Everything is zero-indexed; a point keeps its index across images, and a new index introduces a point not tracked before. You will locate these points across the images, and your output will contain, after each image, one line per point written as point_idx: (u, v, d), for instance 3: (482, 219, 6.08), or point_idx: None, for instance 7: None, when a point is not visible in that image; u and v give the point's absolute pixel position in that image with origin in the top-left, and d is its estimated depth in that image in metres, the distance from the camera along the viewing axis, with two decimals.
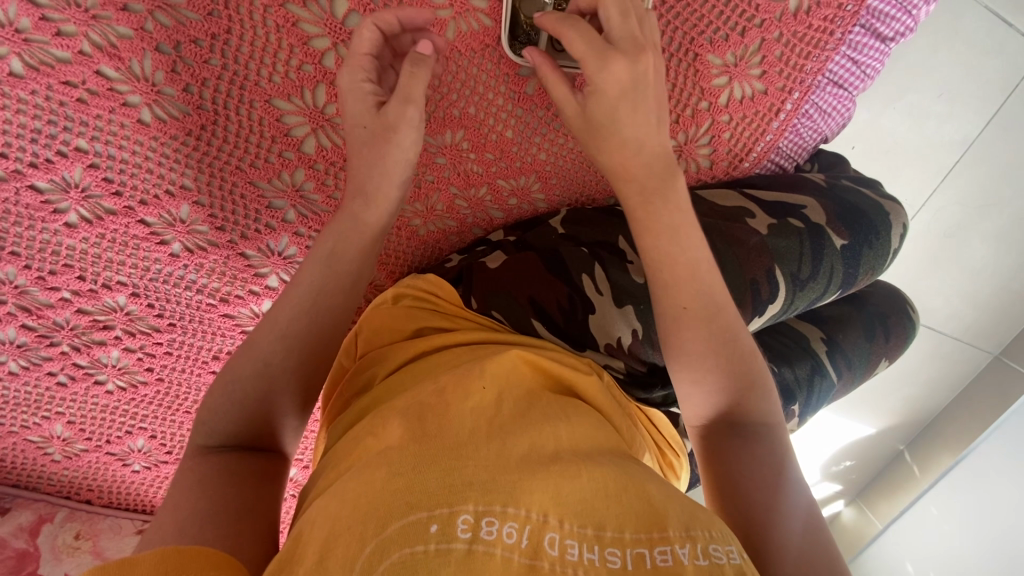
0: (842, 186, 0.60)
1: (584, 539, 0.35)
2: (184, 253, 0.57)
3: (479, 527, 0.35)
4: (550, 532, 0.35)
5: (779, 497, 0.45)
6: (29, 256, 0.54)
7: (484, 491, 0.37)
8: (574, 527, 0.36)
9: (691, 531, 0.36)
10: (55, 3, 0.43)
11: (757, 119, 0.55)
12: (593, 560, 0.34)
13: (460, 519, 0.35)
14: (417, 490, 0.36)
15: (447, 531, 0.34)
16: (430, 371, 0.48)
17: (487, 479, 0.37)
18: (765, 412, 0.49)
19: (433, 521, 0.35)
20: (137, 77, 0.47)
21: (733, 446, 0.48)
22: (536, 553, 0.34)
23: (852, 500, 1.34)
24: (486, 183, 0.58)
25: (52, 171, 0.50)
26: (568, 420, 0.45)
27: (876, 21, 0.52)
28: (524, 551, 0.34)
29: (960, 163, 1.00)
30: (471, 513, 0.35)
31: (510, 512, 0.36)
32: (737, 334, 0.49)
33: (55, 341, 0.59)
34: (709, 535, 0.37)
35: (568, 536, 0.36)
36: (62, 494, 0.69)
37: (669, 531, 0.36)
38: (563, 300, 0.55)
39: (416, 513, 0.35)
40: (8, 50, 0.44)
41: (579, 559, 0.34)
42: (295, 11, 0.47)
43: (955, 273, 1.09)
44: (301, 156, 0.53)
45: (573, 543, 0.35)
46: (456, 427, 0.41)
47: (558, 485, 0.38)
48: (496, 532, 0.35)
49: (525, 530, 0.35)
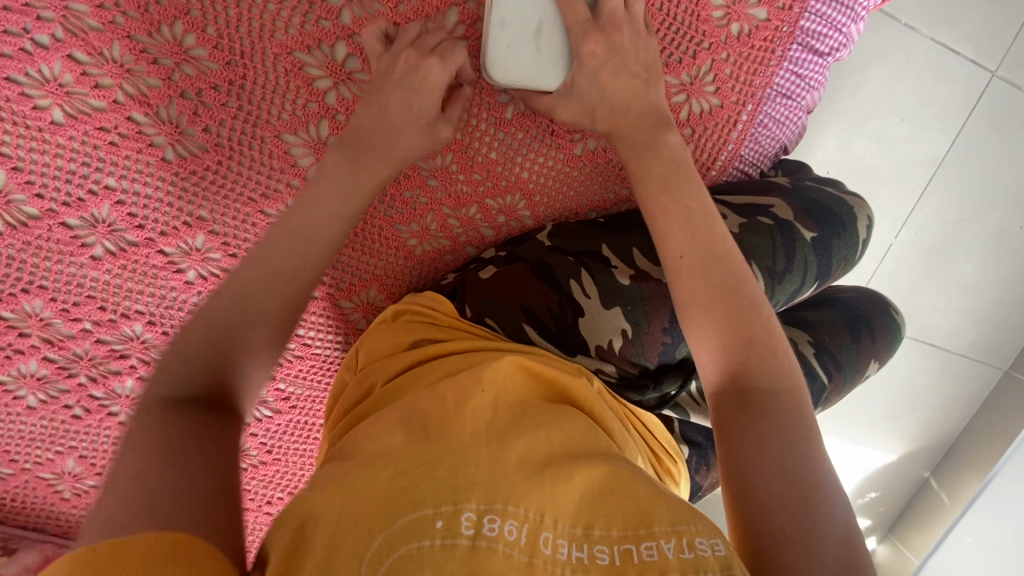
0: (805, 186, 0.66)
1: (574, 538, 0.37)
2: (198, 281, 0.61)
3: (482, 524, 0.36)
4: (545, 532, 0.37)
5: (797, 465, 0.43)
6: (56, 289, 0.58)
7: (485, 488, 0.38)
8: (566, 527, 0.38)
9: (677, 526, 0.37)
10: (94, 61, 0.51)
11: (717, 130, 0.61)
12: (582, 558, 0.36)
13: (463, 516, 0.36)
14: (423, 487, 0.37)
15: (452, 527, 0.36)
16: (429, 378, 0.50)
17: (487, 479, 0.39)
18: (774, 380, 0.47)
19: (438, 517, 0.36)
20: (163, 120, 0.54)
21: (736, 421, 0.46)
22: (533, 551, 0.36)
23: (884, 537, 1.29)
24: (476, 203, 0.63)
25: (83, 209, 0.56)
26: (561, 421, 0.45)
27: (811, 39, 0.59)
28: (523, 549, 0.36)
29: (933, 181, 1.05)
30: (474, 511, 0.37)
31: (511, 510, 0.37)
32: (746, 290, 0.49)
33: (74, 372, 0.62)
34: (695, 529, 0.37)
35: (559, 536, 0.37)
36: (69, 536, 0.70)
37: (655, 527, 0.37)
38: (553, 307, 0.59)
39: (422, 509, 0.37)
40: (52, 102, 0.52)
41: (568, 558, 0.36)
42: (301, 58, 0.53)
43: (948, 289, 1.12)
44: (306, 184, 0.58)
45: (564, 542, 0.37)
46: (458, 430, 0.42)
47: (553, 487, 0.39)
48: (498, 529, 0.36)
49: (524, 528, 0.37)
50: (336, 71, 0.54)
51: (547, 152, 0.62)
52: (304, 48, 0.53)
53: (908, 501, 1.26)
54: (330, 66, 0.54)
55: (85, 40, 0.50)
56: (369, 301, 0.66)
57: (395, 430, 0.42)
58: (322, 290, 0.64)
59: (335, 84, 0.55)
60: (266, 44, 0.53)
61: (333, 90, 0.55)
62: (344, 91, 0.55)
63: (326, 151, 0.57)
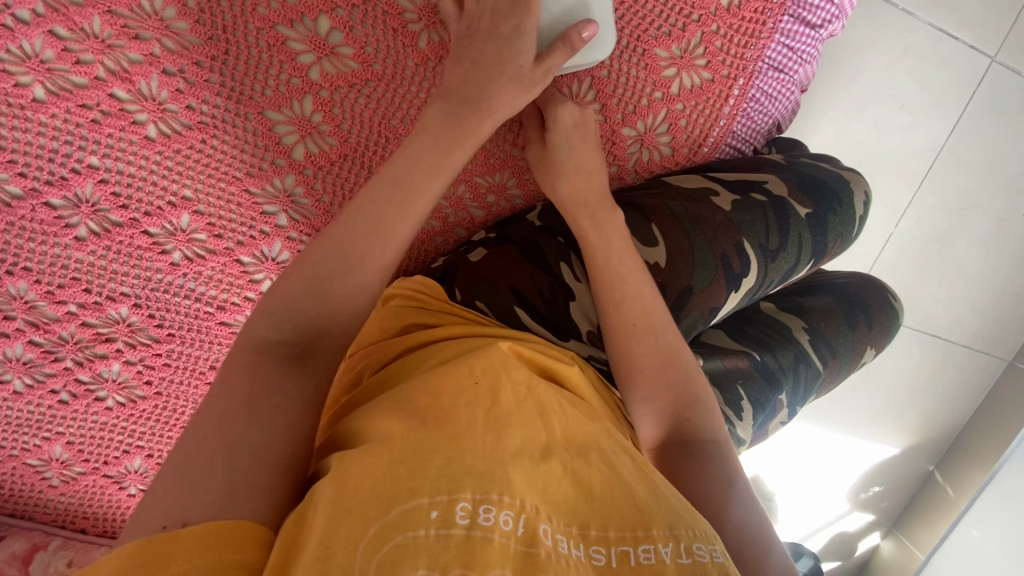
0: (800, 163, 0.65)
1: (570, 536, 0.35)
2: (184, 262, 0.60)
3: (478, 514, 0.33)
4: (543, 524, 0.34)
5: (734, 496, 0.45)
6: (40, 271, 0.58)
7: (481, 479, 0.35)
8: (562, 523, 0.35)
9: (675, 529, 0.35)
10: (75, 36, 0.50)
11: (709, 106, 0.60)
12: (580, 556, 0.34)
13: (459, 506, 0.33)
14: (417, 476, 0.35)
15: (447, 518, 0.33)
16: (422, 364, 0.48)
17: (483, 469, 0.36)
18: (709, 429, 0.50)
19: (434, 507, 0.33)
20: (146, 97, 0.53)
21: (682, 463, 0.47)
22: (532, 542, 0.33)
23: (888, 531, 1.27)
24: (464, 181, 0.62)
25: (66, 188, 0.55)
26: (558, 415, 0.43)
27: (803, 10, 0.58)
28: (519, 541, 0.33)
29: (933, 167, 1.04)
30: (469, 501, 0.34)
31: (507, 501, 0.34)
32: (669, 333, 0.53)
33: (59, 356, 0.61)
34: (692, 534, 0.36)
35: (558, 531, 0.35)
36: (57, 524, 0.69)
37: (654, 530, 0.35)
38: (544, 289, 0.58)
39: (416, 499, 0.33)
40: (34, 79, 0.51)
41: (568, 553, 0.34)
42: (284, 32, 0.53)
43: (950, 278, 1.10)
44: (292, 163, 0.58)
45: (562, 537, 0.35)
46: (456, 419, 0.40)
47: (549, 481, 0.37)
48: (494, 520, 0.33)
49: (521, 519, 0.34)
50: (319, 45, 0.54)
51: None
52: (287, 22, 0.52)
53: (913, 495, 1.25)
54: (314, 41, 0.53)
55: (66, 15, 0.49)
56: None
57: (389, 418, 0.40)
58: None
59: (319, 59, 0.54)
60: (248, 18, 0.52)
61: (317, 65, 0.54)
62: (328, 66, 0.54)
63: (311, 128, 0.56)
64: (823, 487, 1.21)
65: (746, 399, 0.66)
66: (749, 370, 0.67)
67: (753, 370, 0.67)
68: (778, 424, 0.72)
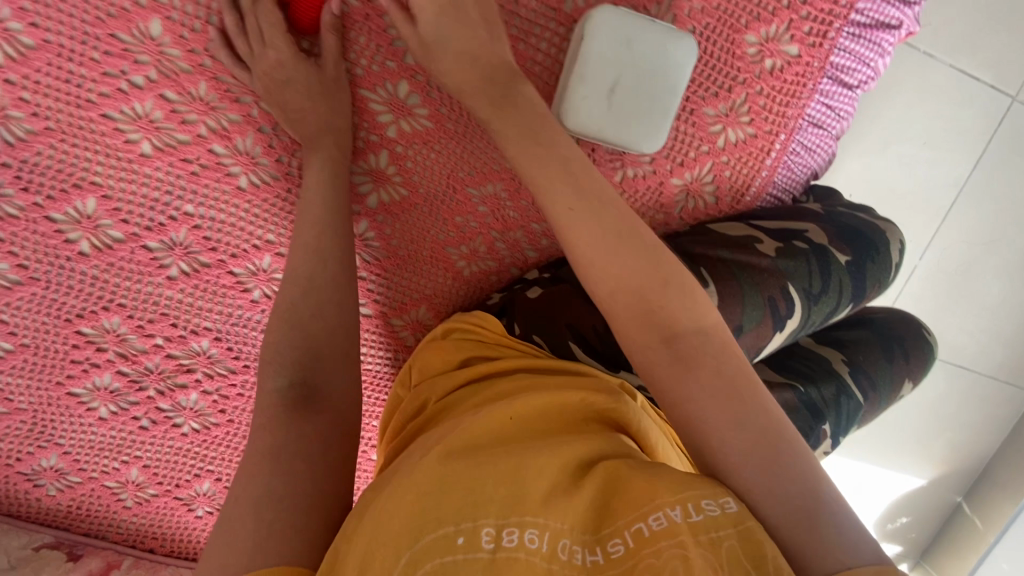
0: (838, 212, 0.69)
1: (587, 544, 0.39)
2: (262, 299, 0.65)
3: (501, 537, 0.38)
4: (562, 539, 0.39)
5: (745, 425, 0.41)
6: (133, 307, 0.63)
7: (504, 505, 0.39)
8: (579, 534, 0.40)
9: (681, 493, 0.39)
10: (182, 99, 0.56)
11: (751, 158, 0.64)
12: (597, 560, 0.39)
13: (484, 531, 0.38)
14: (444, 506, 0.38)
15: (472, 542, 0.37)
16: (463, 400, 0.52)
17: (506, 495, 0.40)
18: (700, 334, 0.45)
19: (459, 534, 0.38)
20: (241, 152, 0.58)
21: (683, 374, 0.43)
22: (553, 558, 0.38)
23: (917, 563, 1.27)
24: (522, 227, 0.66)
25: (163, 233, 0.60)
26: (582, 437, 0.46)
27: (841, 73, 0.62)
28: (543, 557, 0.38)
29: (957, 204, 1.07)
30: (493, 525, 0.38)
31: (528, 521, 0.39)
32: (636, 240, 0.47)
33: (143, 385, 0.66)
34: (700, 492, 0.39)
35: (576, 542, 0.39)
36: (128, 544, 0.73)
37: (661, 499, 0.39)
38: (598, 325, 0.62)
39: (445, 527, 0.38)
40: (143, 136, 0.57)
41: (584, 563, 0.38)
42: (367, 94, 0.58)
43: (978, 310, 1.12)
44: (367, 210, 0.63)
45: (579, 548, 0.39)
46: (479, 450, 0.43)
47: (567, 500, 0.41)
48: (518, 540, 0.38)
49: (544, 535, 0.38)
50: (398, 107, 0.59)
51: None
52: (370, 85, 0.58)
53: (942, 526, 1.25)
54: (393, 103, 0.59)
55: (176, 81, 0.55)
56: (418, 319, 0.69)
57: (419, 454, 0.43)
58: (375, 307, 0.68)
59: (397, 119, 0.59)
60: None
61: (394, 124, 0.60)
62: (404, 125, 0.59)
63: (386, 179, 0.62)
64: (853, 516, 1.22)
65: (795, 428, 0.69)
66: (795, 401, 0.70)
67: (798, 402, 0.70)
68: (822, 453, 0.74)
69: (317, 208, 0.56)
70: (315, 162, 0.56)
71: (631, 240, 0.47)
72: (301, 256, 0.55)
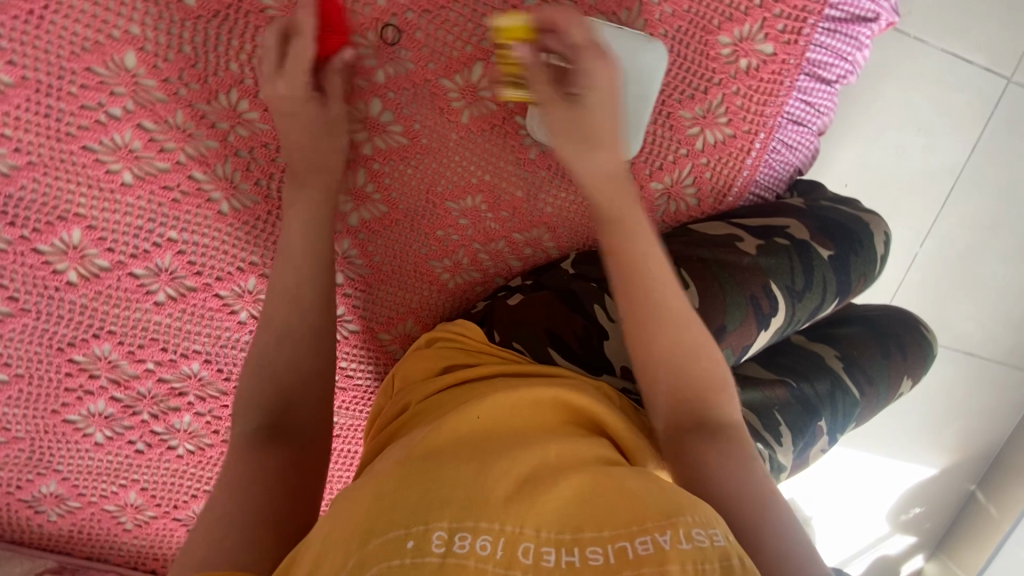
0: (821, 206, 0.68)
1: (560, 545, 0.37)
2: (249, 320, 0.65)
3: (453, 541, 0.35)
4: (525, 543, 0.36)
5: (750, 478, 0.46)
6: (123, 334, 0.64)
7: (460, 508, 0.37)
8: (550, 535, 0.37)
9: (671, 518, 0.37)
10: (159, 128, 0.57)
11: (732, 159, 0.64)
12: (572, 562, 0.36)
13: (434, 535, 0.35)
14: (398, 509, 0.37)
15: (423, 546, 0.35)
16: (440, 406, 0.52)
17: (463, 497, 0.38)
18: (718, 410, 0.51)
19: (410, 538, 0.35)
20: (220, 177, 0.59)
21: (698, 442, 0.49)
22: (513, 563, 0.35)
23: (932, 555, 1.26)
24: (503, 237, 0.66)
25: (148, 260, 0.61)
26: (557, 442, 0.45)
27: (818, 69, 0.61)
28: (499, 563, 0.35)
29: (954, 191, 1.05)
30: (446, 529, 0.36)
31: (485, 526, 0.36)
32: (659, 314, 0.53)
33: (137, 410, 0.67)
34: (692, 519, 0.37)
35: (544, 546, 0.36)
36: (130, 565, 0.74)
37: (647, 523, 0.37)
38: (578, 329, 0.62)
39: (395, 530, 0.36)
40: (123, 166, 0.57)
41: (555, 565, 0.35)
42: None
43: (981, 297, 1.11)
44: (348, 228, 0.63)
45: (548, 550, 0.36)
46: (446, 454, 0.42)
47: (534, 500, 0.39)
48: (470, 545, 0.35)
49: (500, 542, 0.36)
50: (374, 125, 0.60)
51: (568, 187, 0.65)
52: (345, 105, 0.59)
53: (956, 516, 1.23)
54: (368, 121, 0.59)
55: (152, 110, 0.56)
56: (405, 332, 0.69)
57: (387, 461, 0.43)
58: (362, 324, 0.67)
59: (373, 137, 0.60)
60: None
61: (370, 142, 0.60)
62: (380, 142, 0.60)
63: (365, 197, 0.62)
64: (863, 510, 1.21)
65: (786, 425, 0.68)
66: (787, 398, 0.69)
67: (791, 399, 0.69)
68: (819, 452, 0.73)
69: (297, 252, 0.54)
70: (299, 198, 0.56)
71: (654, 312, 0.53)
72: (276, 302, 0.52)
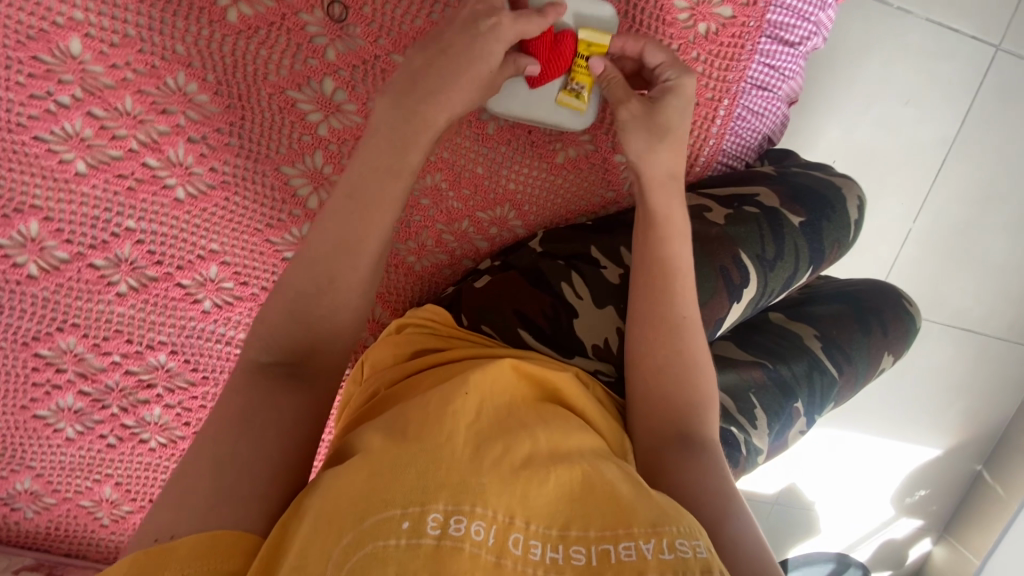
0: (791, 172, 0.66)
1: (548, 539, 0.35)
2: (214, 309, 0.65)
3: (448, 524, 0.34)
4: (516, 533, 0.35)
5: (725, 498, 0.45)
6: (87, 326, 0.63)
7: (456, 490, 0.35)
8: (540, 528, 0.35)
9: (658, 526, 0.35)
10: (110, 115, 0.56)
11: (696, 127, 0.62)
12: (556, 559, 0.34)
13: (430, 517, 0.34)
14: (393, 486, 0.35)
15: (418, 528, 0.34)
16: (423, 383, 0.49)
17: (459, 479, 0.36)
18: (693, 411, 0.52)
19: (406, 518, 0.34)
20: (174, 163, 0.58)
21: (675, 452, 0.49)
22: (502, 551, 0.34)
23: (940, 537, 1.23)
24: (467, 217, 0.65)
25: (107, 251, 0.61)
26: (551, 425, 0.42)
27: (780, 30, 0.60)
28: (490, 549, 0.34)
29: (946, 162, 1.03)
30: (441, 511, 0.34)
31: (479, 511, 0.35)
32: (648, 324, 0.54)
33: (106, 404, 0.66)
34: (676, 529, 0.35)
35: (533, 537, 0.35)
36: (109, 562, 0.73)
37: (635, 527, 0.35)
38: (546, 308, 0.60)
39: (390, 509, 0.34)
40: (76, 155, 0.57)
41: (541, 559, 0.34)
42: (294, 95, 0.58)
43: (978, 269, 1.08)
44: (307, 212, 0.62)
45: (536, 543, 0.35)
46: (440, 431, 0.39)
47: (527, 487, 0.37)
48: (465, 529, 0.34)
49: (492, 529, 0.34)
50: (326, 104, 0.59)
51: (531, 163, 0.64)
52: (296, 86, 0.58)
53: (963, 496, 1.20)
54: (321, 100, 0.58)
55: (101, 97, 0.55)
56: (374, 318, 0.68)
57: (372, 437, 0.40)
58: None
59: (326, 117, 0.59)
60: (261, 86, 0.57)
61: (324, 122, 0.59)
62: (334, 122, 0.59)
63: (323, 179, 0.61)
64: (865, 491, 1.19)
65: (761, 407, 0.67)
66: (762, 379, 0.68)
67: (767, 380, 0.68)
68: (798, 433, 0.71)
69: (346, 241, 0.46)
70: (369, 177, 0.47)
71: (646, 309, 0.54)
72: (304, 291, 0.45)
